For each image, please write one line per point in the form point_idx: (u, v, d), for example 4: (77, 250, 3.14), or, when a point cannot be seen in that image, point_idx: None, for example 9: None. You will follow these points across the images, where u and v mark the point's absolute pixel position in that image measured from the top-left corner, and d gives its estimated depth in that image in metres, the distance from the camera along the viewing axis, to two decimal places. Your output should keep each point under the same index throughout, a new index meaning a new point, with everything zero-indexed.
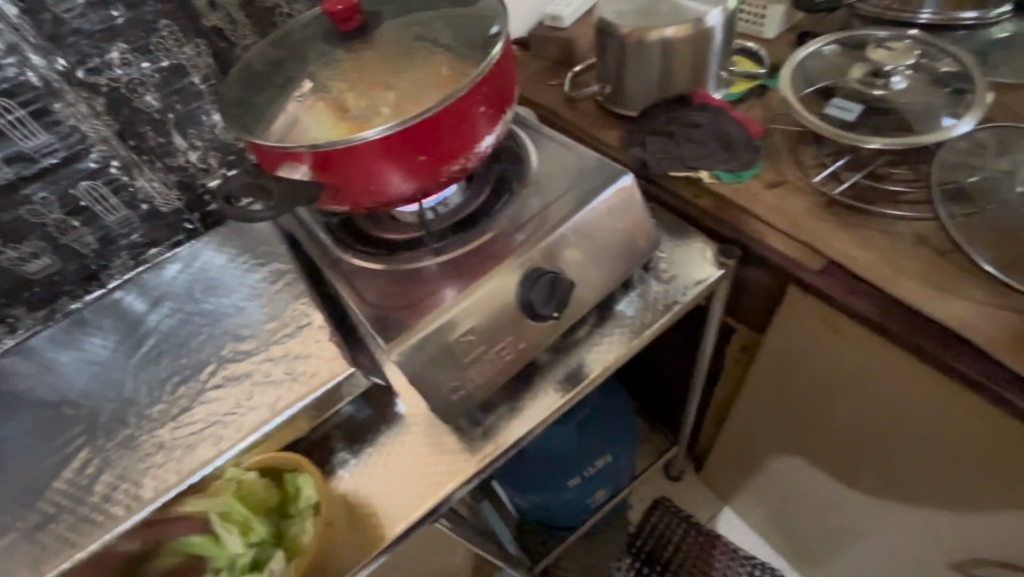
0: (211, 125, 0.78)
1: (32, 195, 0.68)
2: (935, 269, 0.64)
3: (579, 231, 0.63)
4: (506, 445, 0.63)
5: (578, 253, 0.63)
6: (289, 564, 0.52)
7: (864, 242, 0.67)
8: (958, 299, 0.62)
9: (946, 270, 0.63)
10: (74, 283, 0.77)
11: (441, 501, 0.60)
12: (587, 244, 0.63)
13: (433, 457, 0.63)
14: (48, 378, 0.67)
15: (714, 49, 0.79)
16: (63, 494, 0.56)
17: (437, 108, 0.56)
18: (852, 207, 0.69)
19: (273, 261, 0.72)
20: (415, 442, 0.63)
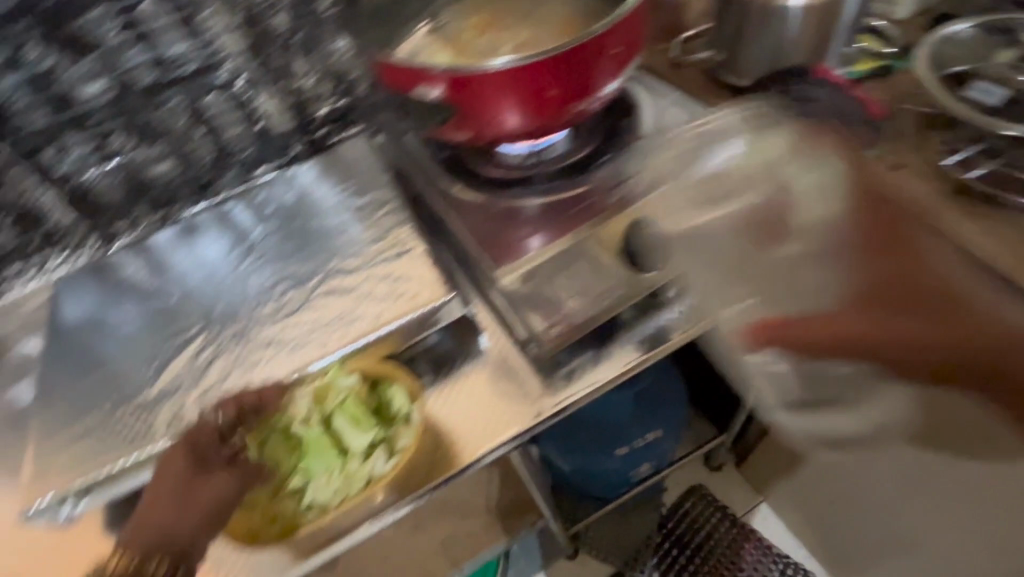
0: (331, 51, 0.79)
1: (168, 99, 0.73)
2: (969, 293, 0.47)
3: (727, 226, 0.56)
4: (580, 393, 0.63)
5: (712, 254, 0.57)
6: (387, 458, 0.59)
7: (884, 310, 0.48)
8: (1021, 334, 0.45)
9: (965, 287, 0.47)
10: (189, 190, 0.82)
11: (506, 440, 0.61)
12: (731, 240, 0.56)
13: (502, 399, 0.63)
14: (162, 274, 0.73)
15: (840, 24, 0.76)
16: (179, 373, 0.62)
17: (578, 42, 0.55)
18: (907, 278, 0.48)
19: (376, 189, 0.75)
20: (492, 378, 0.64)
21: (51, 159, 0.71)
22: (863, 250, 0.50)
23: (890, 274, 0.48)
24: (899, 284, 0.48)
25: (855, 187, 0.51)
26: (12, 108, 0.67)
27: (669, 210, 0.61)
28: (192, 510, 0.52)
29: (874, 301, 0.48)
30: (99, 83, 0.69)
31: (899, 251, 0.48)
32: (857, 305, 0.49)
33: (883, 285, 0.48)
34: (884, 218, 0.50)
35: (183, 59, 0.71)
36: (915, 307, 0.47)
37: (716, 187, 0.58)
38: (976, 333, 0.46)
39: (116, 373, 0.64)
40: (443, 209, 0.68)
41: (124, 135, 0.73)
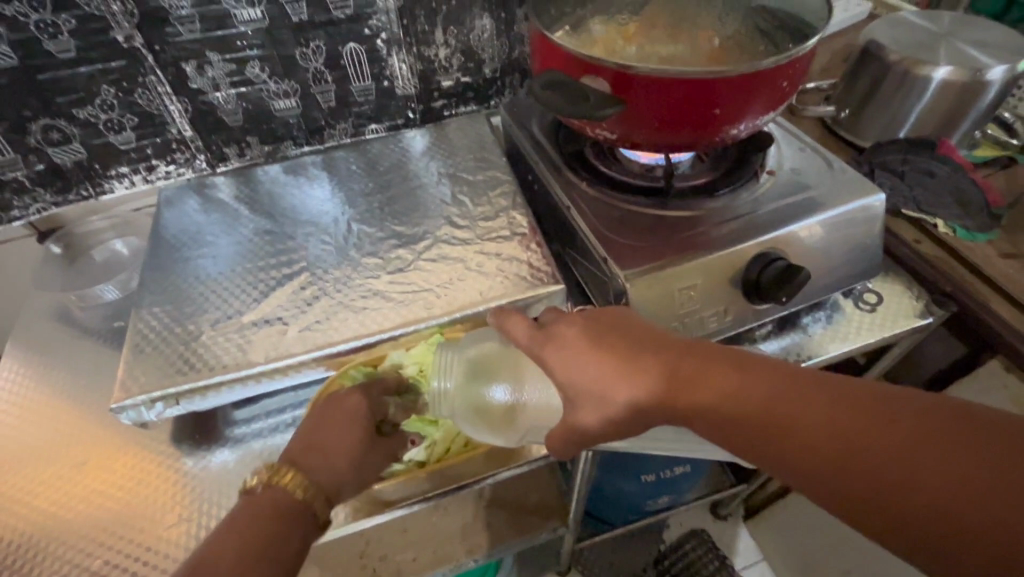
0: (472, 28, 0.81)
1: (312, 40, 0.75)
2: (833, 415, 0.39)
3: (521, 393, 0.54)
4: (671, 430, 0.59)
5: (510, 411, 0.55)
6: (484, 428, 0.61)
7: (706, 427, 0.43)
8: (906, 463, 0.36)
9: (814, 402, 0.40)
10: (302, 131, 0.84)
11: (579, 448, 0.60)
12: (516, 396, 0.54)
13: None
14: (216, 229, 0.72)
15: (977, 106, 0.76)
16: (279, 306, 0.62)
17: (753, 67, 0.54)
18: (672, 397, 0.44)
19: (491, 169, 0.76)
20: None
21: (190, 72, 0.72)
22: (642, 384, 0.45)
23: (651, 390, 0.45)
24: (670, 409, 0.44)
25: (536, 334, 0.51)
26: (172, 15, 0.68)
27: (434, 403, 0.56)
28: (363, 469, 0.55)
29: (702, 429, 0.44)
30: (257, 10, 0.70)
31: (653, 373, 0.45)
32: (602, 412, 0.46)
33: (681, 412, 0.44)
34: (645, 358, 0.46)
35: (341, 3, 0.73)
36: (732, 434, 0.42)
37: (487, 356, 0.56)
38: (823, 463, 0.39)
39: (214, 294, 0.64)
40: (564, 199, 0.67)
41: (259, 65, 0.75)
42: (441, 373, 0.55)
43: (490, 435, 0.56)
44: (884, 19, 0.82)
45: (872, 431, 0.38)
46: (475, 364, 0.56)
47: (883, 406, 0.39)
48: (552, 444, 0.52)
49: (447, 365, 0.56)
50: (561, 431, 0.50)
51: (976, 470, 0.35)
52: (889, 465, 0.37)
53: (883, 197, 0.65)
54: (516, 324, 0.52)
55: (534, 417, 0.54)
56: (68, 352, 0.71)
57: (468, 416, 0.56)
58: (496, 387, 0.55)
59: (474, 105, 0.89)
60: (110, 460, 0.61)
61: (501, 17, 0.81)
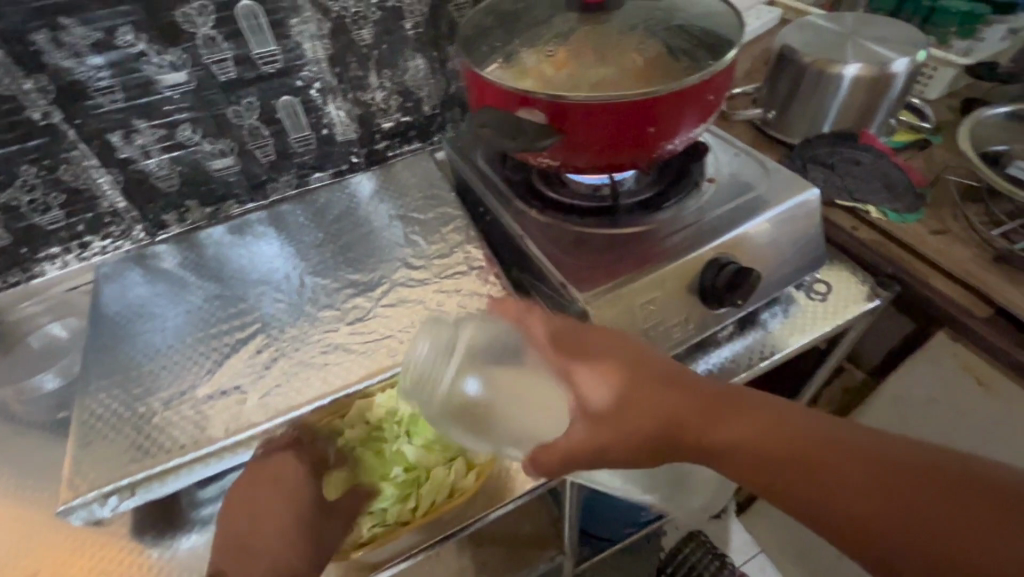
0: (406, 69, 0.81)
1: (244, 97, 0.73)
2: (849, 451, 0.42)
3: (508, 393, 0.51)
4: None
5: (481, 412, 0.51)
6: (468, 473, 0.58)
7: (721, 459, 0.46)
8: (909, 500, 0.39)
9: (833, 439, 0.43)
10: (243, 188, 0.82)
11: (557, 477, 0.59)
12: (497, 391, 0.51)
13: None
14: (161, 301, 0.69)
15: (889, 96, 0.81)
16: (236, 373, 0.59)
17: (679, 85, 0.56)
18: (695, 428, 0.46)
19: (442, 206, 0.76)
20: None
21: (117, 142, 0.70)
22: (664, 414, 0.46)
23: (672, 419, 0.46)
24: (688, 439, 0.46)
25: (565, 345, 0.52)
26: (91, 87, 0.65)
27: (409, 391, 0.52)
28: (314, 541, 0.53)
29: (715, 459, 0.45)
30: (182, 73, 0.68)
31: (679, 400, 0.47)
32: (614, 435, 0.47)
33: (699, 441, 0.46)
34: (667, 389, 0.47)
35: (270, 58, 0.72)
36: (756, 465, 0.44)
37: (495, 344, 0.52)
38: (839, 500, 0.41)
39: (165, 369, 0.61)
40: (516, 228, 0.68)
41: (190, 127, 0.73)
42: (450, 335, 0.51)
43: (468, 440, 0.54)
44: (795, 24, 0.87)
45: (884, 467, 0.40)
46: (470, 357, 0.51)
47: (890, 444, 0.42)
48: (543, 463, 0.51)
49: (451, 342, 0.51)
50: (562, 457, 0.49)
51: (965, 503, 0.38)
52: (901, 497, 0.39)
53: (818, 191, 0.68)
54: (539, 321, 0.54)
55: (512, 418, 0.52)
56: (5, 450, 0.65)
57: (444, 420, 0.52)
58: (471, 378, 0.51)
59: (418, 142, 0.89)
60: (62, 564, 0.56)
61: (434, 56, 0.82)
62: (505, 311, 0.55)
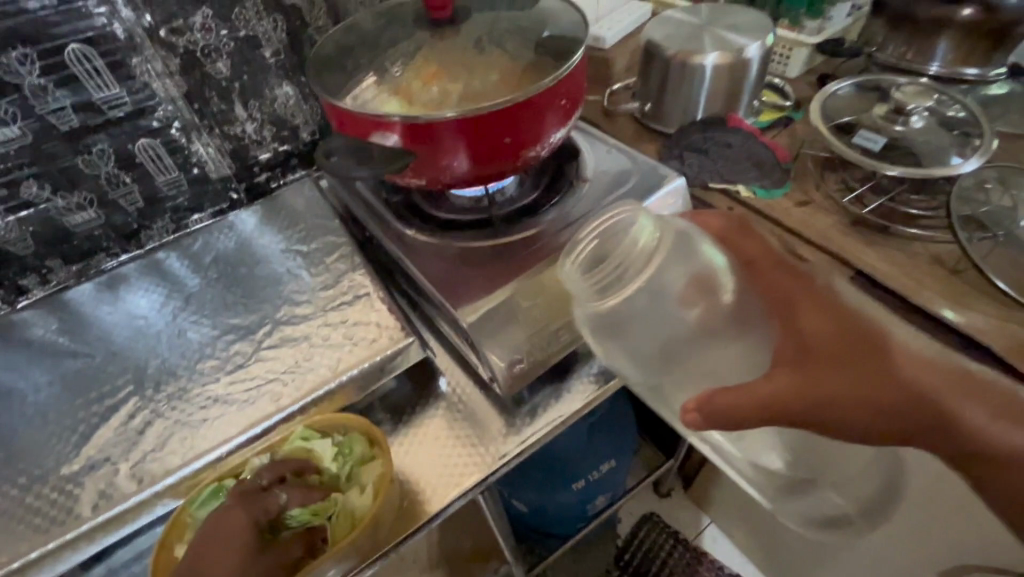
0: (274, 98, 0.78)
1: (93, 145, 0.69)
2: None
3: (678, 306, 0.48)
4: (533, 446, 0.60)
5: (637, 316, 0.47)
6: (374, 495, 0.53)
7: (944, 431, 0.40)
8: None
9: None
10: (112, 240, 0.77)
11: (465, 492, 0.58)
12: (669, 293, 0.47)
13: (459, 446, 0.61)
14: (22, 375, 0.63)
15: (748, 80, 0.85)
16: (107, 443, 0.55)
17: (527, 93, 0.57)
18: (918, 406, 0.39)
19: (326, 234, 0.74)
20: (448, 428, 0.62)
21: None
22: (907, 374, 0.40)
23: (912, 384, 0.39)
24: (927, 402, 0.39)
25: (780, 289, 0.43)
26: None
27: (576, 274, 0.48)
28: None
29: (943, 433, 0.40)
30: (14, 127, 0.63)
31: (908, 372, 0.40)
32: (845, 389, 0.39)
33: (912, 414, 0.39)
34: (909, 351, 0.40)
35: (115, 102, 0.68)
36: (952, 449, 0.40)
37: (697, 251, 0.47)
38: None
39: (27, 451, 0.56)
40: (398, 252, 0.67)
41: (36, 183, 0.67)
42: (651, 237, 0.46)
43: (588, 333, 0.53)
44: (657, 19, 0.91)
45: None
46: (674, 254, 0.47)
47: None
48: (721, 415, 0.39)
49: (652, 248, 0.46)
50: (763, 405, 0.39)
51: None
52: None
53: (685, 178, 0.71)
54: (753, 242, 0.46)
55: (646, 331, 0.49)
56: None
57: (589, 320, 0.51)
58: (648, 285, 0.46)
59: (302, 170, 0.87)
60: None
61: (303, 81, 0.80)
62: (708, 225, 0.48)
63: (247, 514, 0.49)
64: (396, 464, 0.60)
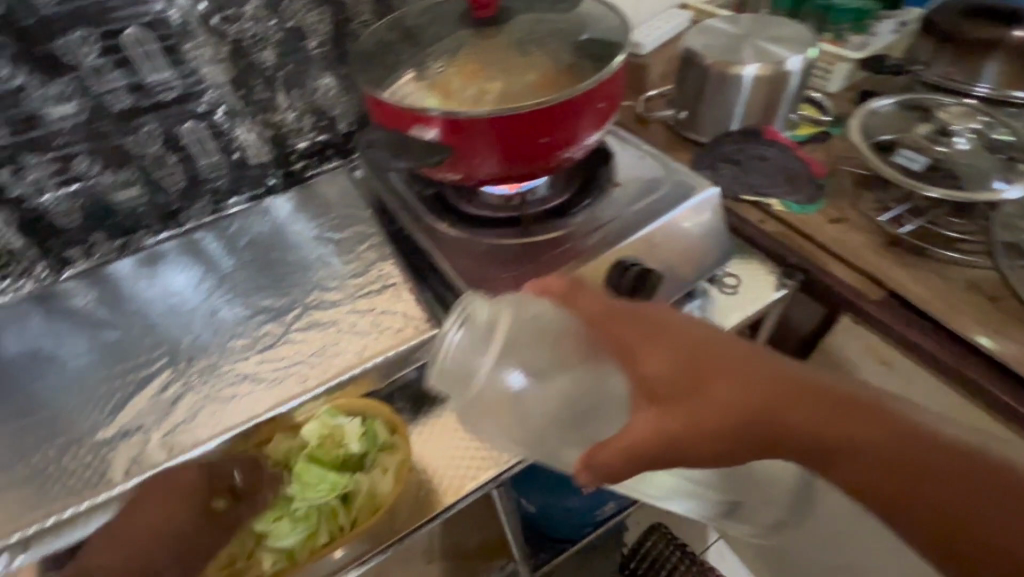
0: (315, 88, 0.80)
1: (142, 125, 0.71)
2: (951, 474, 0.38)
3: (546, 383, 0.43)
4: None
5: (518, 410, 0.43)
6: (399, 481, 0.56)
7: (822, 452, 0.39)
8: None
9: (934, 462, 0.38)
10: (153, 219, 0.79)
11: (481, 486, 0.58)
12: (536, 374, 0.43)
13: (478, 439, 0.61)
14: (63, 343, 0.66)
15: (787, 92, 0.85)
16: (140, 413, 0.57)
17: (566, 96, 0.58)
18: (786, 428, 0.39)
19: (358, 224, 0.75)
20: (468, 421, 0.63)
21: (6, 179, 0.67)
22: (768, 400, 0.39)
23: (767, 407, 0.39)
24: (792, 426, 0.39)
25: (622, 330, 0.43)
26: None
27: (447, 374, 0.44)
28: (188, 546, 0.49)
29: (823, 454, 0.39)
30: (71, 105, 0.66)
31: (763, 393, 0.39)
32: (701, 428, 0.39)
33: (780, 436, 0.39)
34: (762, 376, 0.40)
35: (166, 85, 0.70)
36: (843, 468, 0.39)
37: (538, 323, 0.44)
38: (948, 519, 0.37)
39: (65, 415, 0.59)
40: (428, 245, 0.68)
41: (88, 159, 0.70)
42: (484, 318, 0.44)
43: (473, 428, 0.47)
44: (698, 27, 0.90)
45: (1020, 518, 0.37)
46: (520, 336, 0.43)
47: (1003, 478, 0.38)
48: (600, 470, 0.38)
49: (491, 331, 0.43)
50: (626, 453, 0.38)
51: None
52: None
53: (718, 189, 0.71)
54: (592, 294, 0.45)
55: (541, 416, 0.44)
56: None
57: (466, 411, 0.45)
58: (509, 370, 0.43)
59: (338, 160, 0.88)
60: None
61: (345, 73, 0.81)
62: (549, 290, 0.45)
63: (198, 476, 0.51)
64: (415, 453, 0.61)
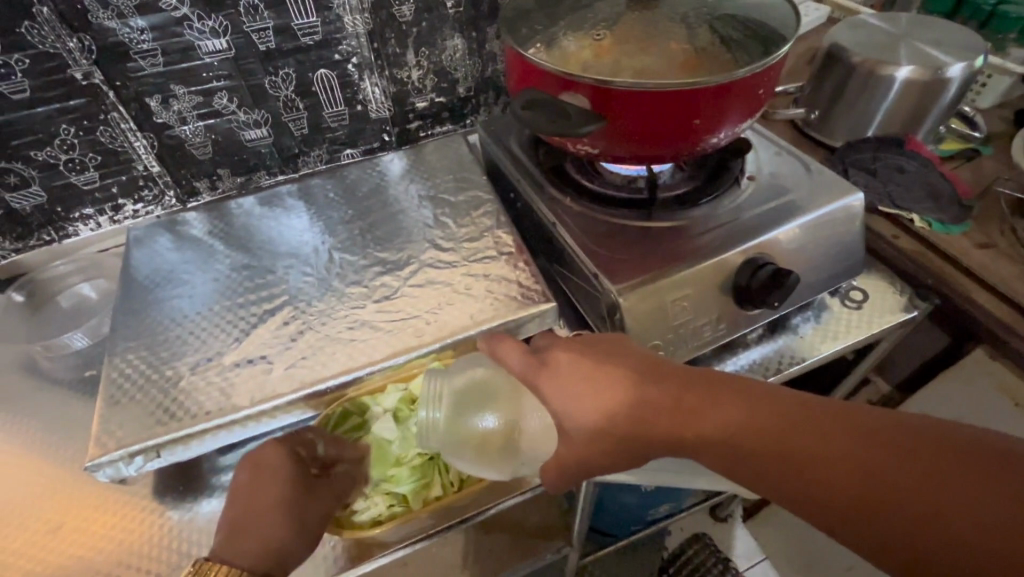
0: (444, 48, 0.80)
1: (281, 67, 0.73)
2: (832, 448, 0.40)
3: (523, 423, 0.53)
4: None
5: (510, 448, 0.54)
6: None
7: (711, 451, 0.43)
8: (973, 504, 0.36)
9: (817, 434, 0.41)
10: (275, 161, 0.82)
11: None
12: (512, 424, 0.53)
13: None
14: (190, 269, 0.69)
15: (940, 102, 0.78)
16: (260, 344, 0.60)
17: (729, 78, 0.55)
18: (671, 427, 0.44)
19: (472, 189, 0.75)
20: None
21: (154, 106, 0.70)
22: (639, 403, 0.45)
23: (647, 416, 0.45)
24: (672, 428, 0.44)
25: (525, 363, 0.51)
26: (133, 50, 0.65)
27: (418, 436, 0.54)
28: (301, 518, 0.52)
29: (706, 451, 0.44)
30: (223, 40, 0.68)
31: (632, 395, 0.45)
32: (600, 451, 0.47)
33: (664, 437, 0.45)
34: (635, 381, 0.46)
35: (309, 30, 0.71)
36: (740, 463, 0.43)
37: (490, 385, 0.55)
38: (831, 490, 0.39)
39: (193, 334, 0.61)
40: (548, 217, 0.67)
41: (227, 95, 0.73)
42: (433, 389, 0.55)
43: (471, 465, 0.54)
44: (846, 22, 0.84)
45: (896, 474, 0.38)
46: (464, 394, 0.55)
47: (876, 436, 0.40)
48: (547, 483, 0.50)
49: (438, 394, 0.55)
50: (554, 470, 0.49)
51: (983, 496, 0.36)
52: (928, 504, 0.37)
53: (862, 196, 0.66)
54: (509, 344, 0.52)
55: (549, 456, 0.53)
56: (33, 401, 0.66)
57: (459, 452, 0.54)
58: (482, 419, 0.54)
59: (450, 124, 0.88)
60: (86, 519, 0.56)
61: (474, 36, 0.81)
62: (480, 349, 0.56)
63: (280, 454, 0.55)
64: None
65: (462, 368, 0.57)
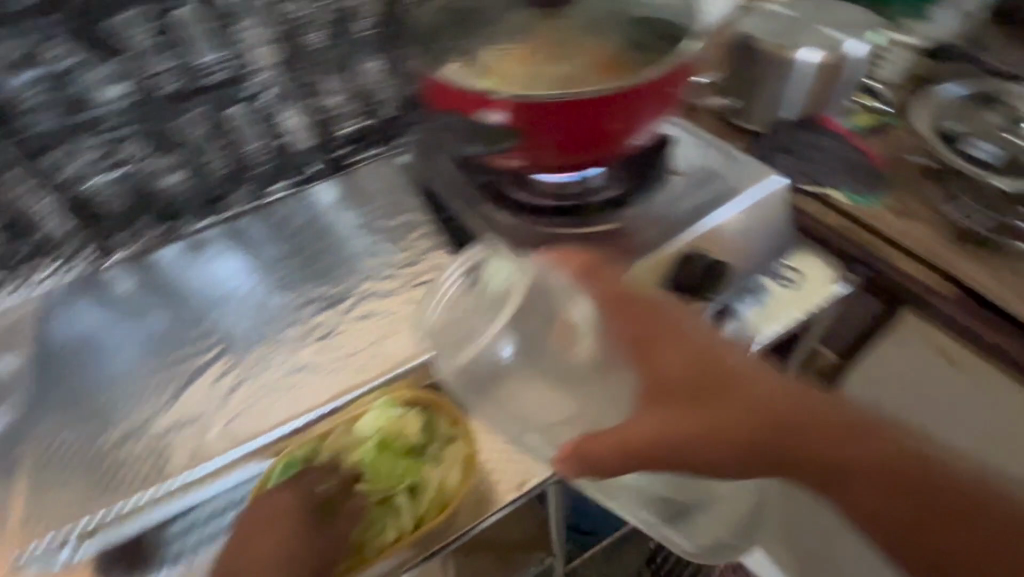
0: (361, 72, 0.78)
1: (191, 108, 0.70)
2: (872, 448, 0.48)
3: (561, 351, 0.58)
4: None
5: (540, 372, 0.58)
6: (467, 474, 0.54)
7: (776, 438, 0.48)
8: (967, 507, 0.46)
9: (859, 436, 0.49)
10: (198, 203, 0.77)
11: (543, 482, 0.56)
12: (539, 347, 0.59)
13: None
14: (116, 330, 0.65)
15: (845, 80, 0.82)
16: (199, 401, 0.57)
17: (641, 79, 0.56)
18: (756, 414, 0.49)
19: (406, 212, 0.73)
20: None
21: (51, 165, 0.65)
22: (730, 387, 0.50)
23: (740, 400, 0.49)
24: (755, 413, 0.49)
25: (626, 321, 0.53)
26: (19, 107, 0.61)
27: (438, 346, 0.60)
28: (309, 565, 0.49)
29: (780, 440, 0.48)
30: (123, 87, 0.65)
31: (729, 382, 0.50)
32: (688, 430, 0.48)
33: (748, 424, 0.49)
34: (722, 368, 0.51)
35: (215, 67, 0.68)
36: (802, 454, 0.48)
37: (546, 302, 0.59)
38: (868, 481, 0.47)
39: (123, 400, 0.58)
40: (484, 233, 0.66)
41: (137, 143, 0.69)
42: (502, 284, 0.62)
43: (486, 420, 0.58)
44: (752, 10, 0.87)
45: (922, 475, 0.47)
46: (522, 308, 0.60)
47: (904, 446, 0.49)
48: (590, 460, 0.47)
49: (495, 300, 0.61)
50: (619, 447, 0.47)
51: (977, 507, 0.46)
52: (937, 499, 0.46)
53: (780, 177, 0.70)
54: (599, 284, 0.55)
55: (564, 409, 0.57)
56: None
57: (478, 402, 0.59)
58: (503, 344, 0.59)
59: (379, 146, 0.86)
60: None
61: (391, 57, 0.79)
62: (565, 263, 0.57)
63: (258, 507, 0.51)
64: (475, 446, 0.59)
65: (521, 275, 0.60)
